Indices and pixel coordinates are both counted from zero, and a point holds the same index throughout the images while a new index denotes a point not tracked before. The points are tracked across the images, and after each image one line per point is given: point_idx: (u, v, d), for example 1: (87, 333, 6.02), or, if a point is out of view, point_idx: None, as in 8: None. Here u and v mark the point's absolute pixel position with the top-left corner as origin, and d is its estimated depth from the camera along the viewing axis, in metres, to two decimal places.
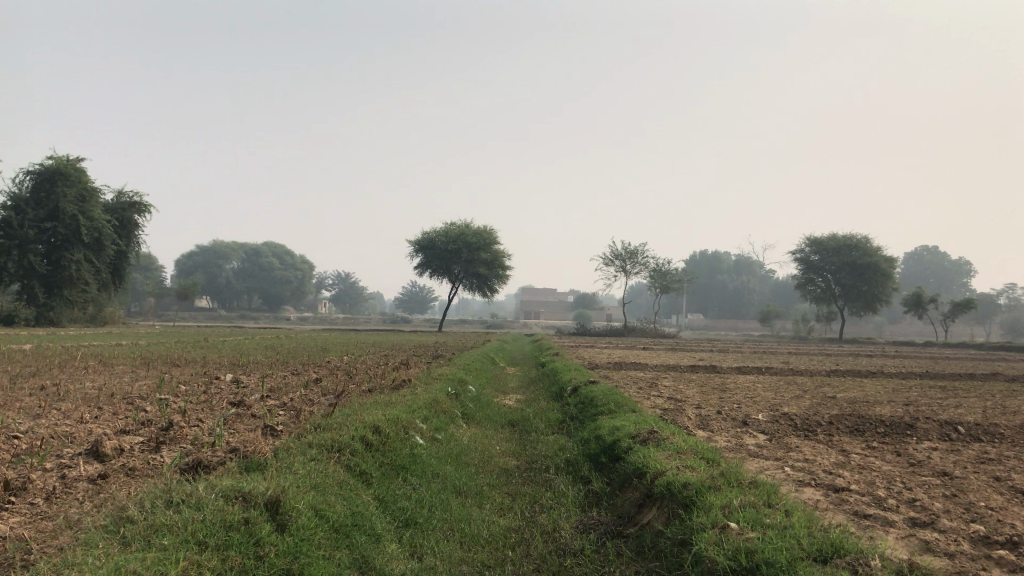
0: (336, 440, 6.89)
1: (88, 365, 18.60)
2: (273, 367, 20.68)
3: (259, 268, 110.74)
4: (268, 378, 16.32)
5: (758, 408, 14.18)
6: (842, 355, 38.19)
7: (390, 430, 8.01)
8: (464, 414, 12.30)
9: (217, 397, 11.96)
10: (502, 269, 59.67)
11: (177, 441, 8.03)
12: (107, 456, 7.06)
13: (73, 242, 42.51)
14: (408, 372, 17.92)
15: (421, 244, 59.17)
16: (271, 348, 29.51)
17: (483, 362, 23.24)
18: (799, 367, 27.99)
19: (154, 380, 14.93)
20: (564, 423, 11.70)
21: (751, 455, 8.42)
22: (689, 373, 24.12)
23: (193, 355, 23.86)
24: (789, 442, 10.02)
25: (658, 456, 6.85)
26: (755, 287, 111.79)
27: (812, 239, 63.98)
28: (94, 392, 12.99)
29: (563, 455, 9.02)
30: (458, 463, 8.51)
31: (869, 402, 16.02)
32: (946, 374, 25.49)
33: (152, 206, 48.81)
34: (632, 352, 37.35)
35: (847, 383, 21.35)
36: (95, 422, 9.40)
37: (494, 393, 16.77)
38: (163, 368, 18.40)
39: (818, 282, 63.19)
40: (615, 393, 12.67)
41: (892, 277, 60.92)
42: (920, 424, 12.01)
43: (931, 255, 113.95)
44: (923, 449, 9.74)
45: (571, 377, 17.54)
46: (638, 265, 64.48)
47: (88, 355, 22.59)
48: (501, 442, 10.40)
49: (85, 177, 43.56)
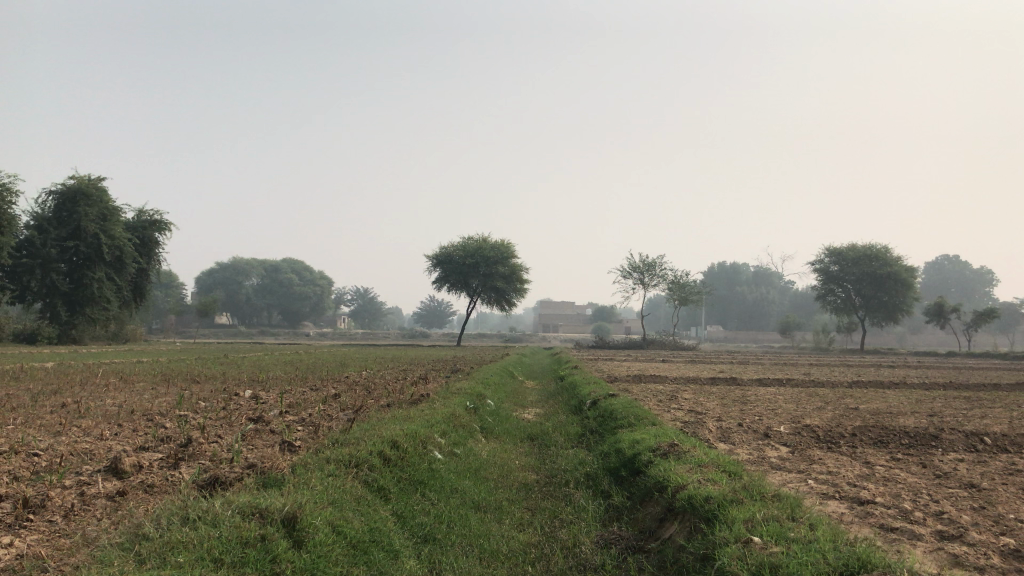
0: (353, 456, 6.86)
1: (109, 383, 18.68)
2: (292, 383, 20.69)
3: (278, 285, 111.37)
4: (287, 394, 16.32)
5: (780, 420, 14.02)
6: (864, 365, 37.79)
7: (408, 445, 7.98)
8: (483, 428, 12.25)
9: (237, 414, 11.97)
10: (520, 282, 59.65)
11: (195, 458, 8.03)
12: (126, 473, 7.07)
13: (95, 260, 42.94)
14: (426, 386, 17.87)
15: (439, 258, 59.29)
16: (290, 364, 29.56)
17: (502, 377, 23.15)
18: (821, 379, 27.69)
19: (174, 396, 14.97)
20: (584, 436, 11.62)
21: (774, 468, 8.31)
22: (709, 386, 23.91)
23: (213, 371, 23.93)
24: (812, 454, 9.89)
25: (679, 470, 6.77)
26: (774, 298, 111.17)
27: (831, 249, 63.51)
28: (114, 409, 13.06)
29: (583, 470, 8.94)
30: (477, 477, 8.46)
31: (892, 413, 15.82)
32: (970, 384, 25.10)
33: (172, 224, 49.22)
34: (651, 364, 37.14)
35: (869, 395, 21.10)
36: (114, 439, 9.42)
37: (513, 407, 16.70)
38: (183, 385, 18.45)
39: (838, 293, 62.66)
40: (635, 406, 12.56)
41: (913, 287, 60.34)
42: (946, 435, 11.84)
43: (953, 264, 112.88)
44: (949, 461, 9.58)
45: (590, 390, 17.43)
46: (656, 277, 64.25)
47: (109, 372, 22.71)
48: (520, 456, 10.34)
49: (107, 196, 44.03)
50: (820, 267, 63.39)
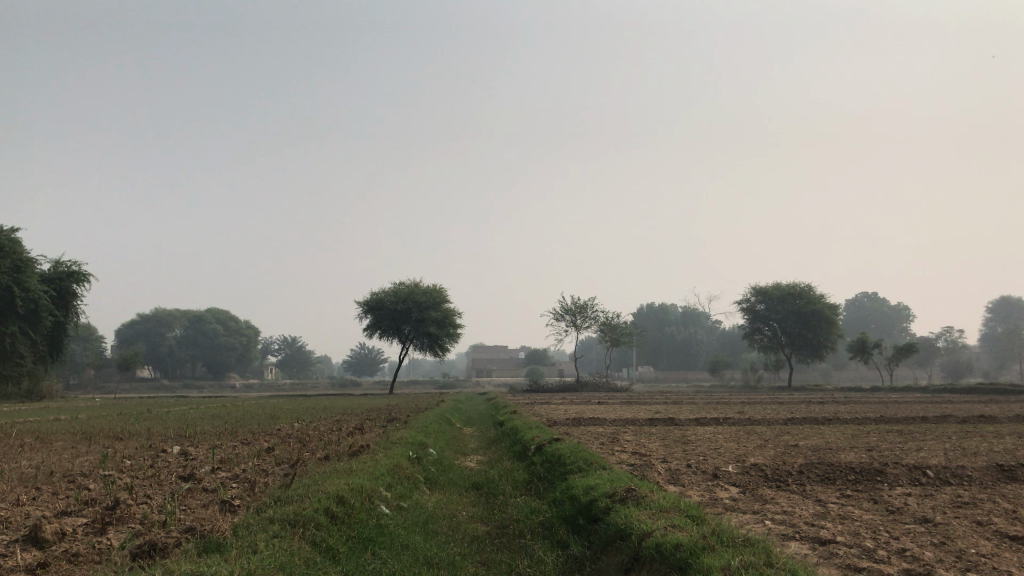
0: (299, 515, 6.45)
1: (24, 443, 17.61)
2: (221, 437, 19.79)
3: (203, 335, 108.39)
4: (218, 449, 15.57)
5: (723, 459, 13.97)
6: (796, 402, 38.34)
7: (355, 500, 7.60)
8: (427, 479, 11.86)
9: (166, 472, 11.34)
10: (453, 327, 59.20)
11: (124, 522, 7.49)
12: (46, 542, 6.52)
13: (7, 314, 41.07)
14: (364, 437, 17.25)
15: (370, 304, 58.41)
16: (217, 418, 28.32)
17: (440, 425, 22.60)
18: (756, 417, 27.88)
19: (97, 456, 14.12)
20: (530, 484, 11.34)
21: (729, 510, 8.16)
22: (648, 427, 23.77)
23: (136, 427, 22.88)
24: (764, 493, 9.79)
25: (641, 516, 6.55)
26: (703, 338, 113.27)
27: (757, 289, 64.86)
28: (31, 471, 12.25)
29: (536, 519, 8.65)
30: (428, 532, 8.10)
31: (832, 449, 15.94)
32: (901, 418, 25.57)
33: (91, 275, 47.47)
34: (588, 406, 36.94)
35: (805, 432, 21.24)
36: (33, 505, 8.79)
37: (454, 456, 16.27)
38: (106, 443, 17.50)
39: (765, 331, 63.94)
40: (581, 450, 12.37)
41: (837, 324, 61.93)
42: (889, 470, 11.89)
43: (872, 302, 116.71)
44: (897, 495, 9.60)
45: (533, 434, 17.11)
46: (589, 319, 64.58)
47: (23, 432, 21.37)
48: (468, 507, 9.98)
49: (20, 248, 42.33)
50: (747, 306, 64.74)
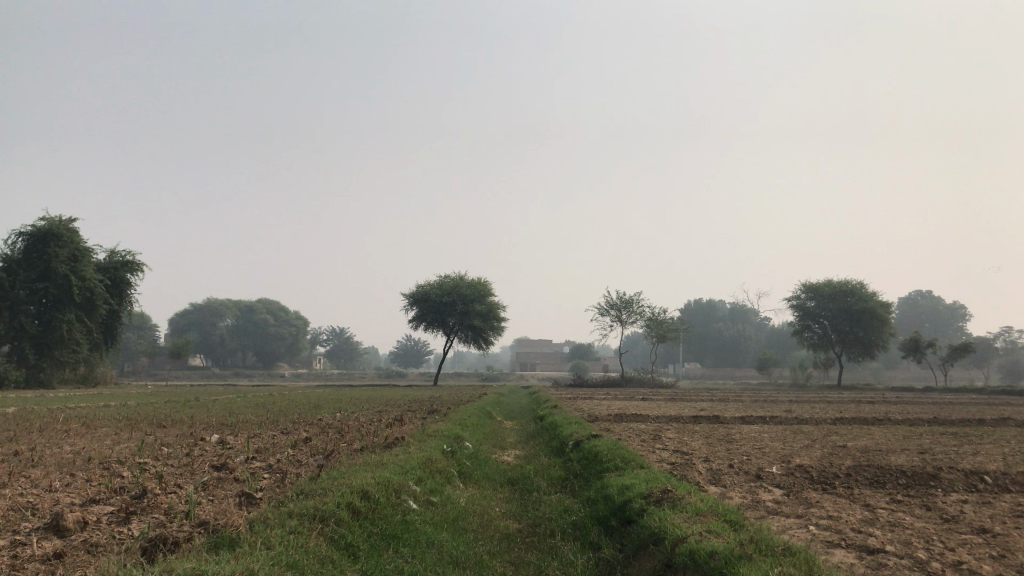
0: (319, 509, 6.27)
1: (68, 428, 17.86)
2: (262, 426, 19.79)
3: (253, 325, 109.82)
4: (255, 438, 15.55)
5: (768, 459, 13.49)
6: (844, 401, 37.35)
7: (381, 495, 7.40)
8: (461, 473, 11.63)
9: (200, 460, 11.28)
10: (497, 320, 59.02)
11: (149, 512, 7.39)
12: (68, 531, 6.43)
13: (65, 303, 42.04)
14: (402, 429, 17.02)
15: (416, 297, 58.55)
16: (261, 407, 28.42)
17: (479, 418, 22.37)
18: (804, 416, 27.10)
19: (136, 443, 14.17)
20: (567, 480, 11.07)
21: (771, 513, 7.82)
22: (693, 424, 23.21)
23: (180, 415, 23.00)
24: (809, 496, 9.37)
25: (676, 519, 6.25)
26: (751, 335, 111.70)
27: (807, 286, 63.43)
28: (71, 456, 12.38)
29: (569, 518, 8.37)
30: (456, 529, 7.85)
31: (882, 451, 15.32)
32: (956, 420, 24.62)
33: (145, 264, 48.35)
34: (632, 402, 36.46)
35: (854, 432, 20.55)
36: (64, 490, 8.79)
37: (492, 449, 16.04)
38: (148, 430, 17.58)
39: (814, 328, 62.58)
40: (621, 447, 12.01)
41: (889, 322, 60.40)
42: (943, 474, 11.34)
43: (926, 300, 114.09)
44: (952, 503, 9.09)
45: (572, 430, 16.77)
46: (634, 314, 63.90)
47: (71, 418, 21.65)
48: (501, 503, 9.74)
49: (77, 237, 43.24)
50: (797, 303, 63.39)
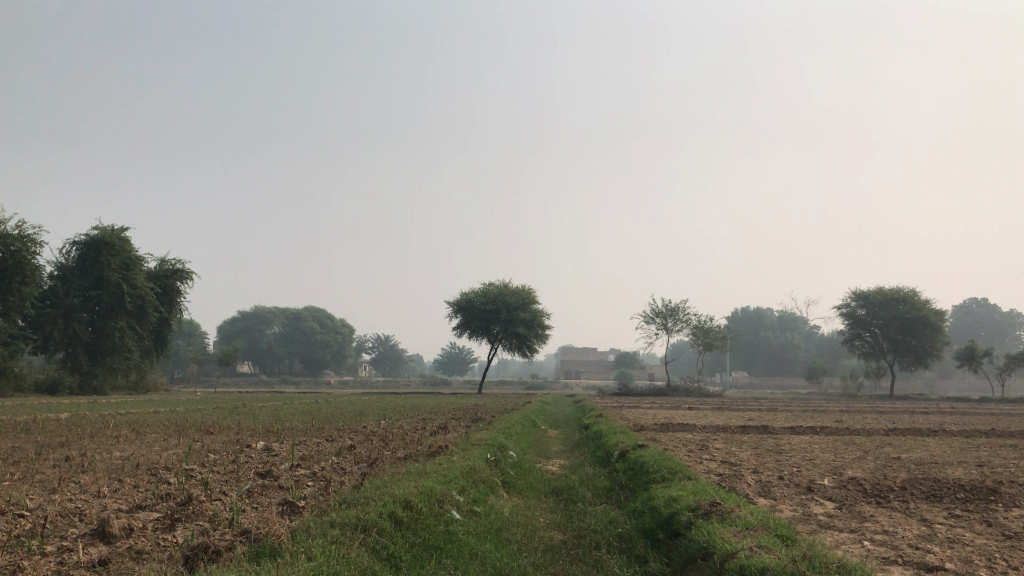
0: (361, 518, 6.22)
1: (119, 434, 18.19)
2: (307, 433, 19.90)
3: (300, 333, 111.18)
4: (301, 446, 15.65)
5: (820, 471, 13.13)
6: (896, 411, 36.54)
7: (424, 505, 7.33)
8: (505, 482, 11.55)
9: (245, 467, 11.35)
10: (542, 328, 58.83)
11: (194, 519, 7.42)
12: (113, 537, 6.45)
13: (117, 310, 42.97)
14: (445, 437, 16.96)
15: (460, 304, 58.72)
16: (307, 414, 28.62)
17: (524, 426, 22.27)
18: (856, 426, 26.50)
19: (184, 449, 14.34)
20: (612, 491, 10.89)
21: (825, 528, 7.58)
22: (740, 435, 22.84)
23: (228, 421, 23.25)
24: (862, 510, 9.09)
25: (725, 533, 6.07)
26: (799, 343, 110.12)
27: (857, 294, 62.21)
28: (120, 462, 12.58)
29: (614, 530, 8.20)
30: (499, 540, 7.74)
31: (937, 463, 14.88)
32: (1015, 431, 23.91)
33: (194, 272, 49.22)
34: (678, 411, 36.06)
35: (908, 444, 20.03)
36: (111, 496, 8.88)
37: (536, 459, 15.95)
38: (196, 436, 17.79)
39: (865, 337, 61.36)
40: (666, 457, 11.80)
41: (943, 330, 59.01)
42: (1003, 488, 10.94)
43: (981, 307, 111.45)
44: (1014, 519, 8.73)
45: (618, 439, 16.58)
46: (680, 322, 63.30)
47: (122, 423, 22.00)
48: (545, 514, 9.63)
49: (129, 246, 44.18)
50: (847, 311, 62.19)
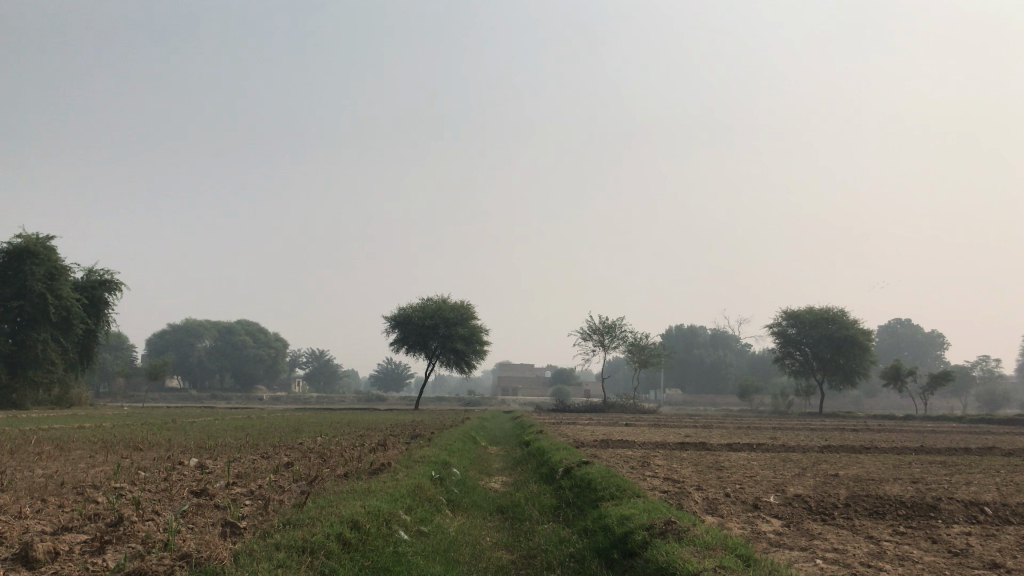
0: (308, 540, 5.94)
1: (40, 450, 17.36)
2: (242, 450, 19.25)
3: (232, 347, 108.71)
4: (236, 463, 15.15)
5: (763, 488, 13.18)
6: (828, 429, 37.23)
7: (371, 526, 7.06)
8: (450, 501, 11.29)
9: (178, 486, 10.85)
10: (480, 344, 58.52)
11: (125, 541, 7.00)
12: (39, 562, 6.02)
13: (40, 321, 41.41)
14: (385, 454, 16.60)
15: (398, 320, 58.10)
16: (240, 430, 27.78)
17: (464, 443, 21.94)
18: (791, 443, 26.86)
19: (112, 466, 13.73)
20: (559, 509, 10.74)
21: (776, 546, 7.57)
22: (680, 451, 22.90)
23: (157, 438, 22.42)
24: (811, 528, 9.10)
25: (685, 553, 6.00)
26: (732, 361, 111.99)
27: (788, 312, 63.55)
28: (43, 480, 11.93)
29: (565, 550, 8.03)
30: (449, 561, 7.48)
31: (873, 480, 15.15)
32: (942, 448, 24.56)
33: (124, 283, 47.79)
34: (615, 428, 36.14)
35: (843, 460, 20.35)
36: (35, 517, 8.37)
37: (479, 476, 15.71)
38: (123, 453, 17.14)
39: (796, 356, 62.61)
40: (613, 475, 11.68)
41: (870, 350, 60.54)
42: (943, 505, 11.11)
43: (905, 328, 115.27)
44: (957, 535, 8.85)
45: (560, 456, 16.41)
46: (617, 339, 63.73)
47: (43, 439, 20.99)
48: (492, 533, 9.40)
49: (55, 255, 42.65)
50: (778, 330, 63.47)
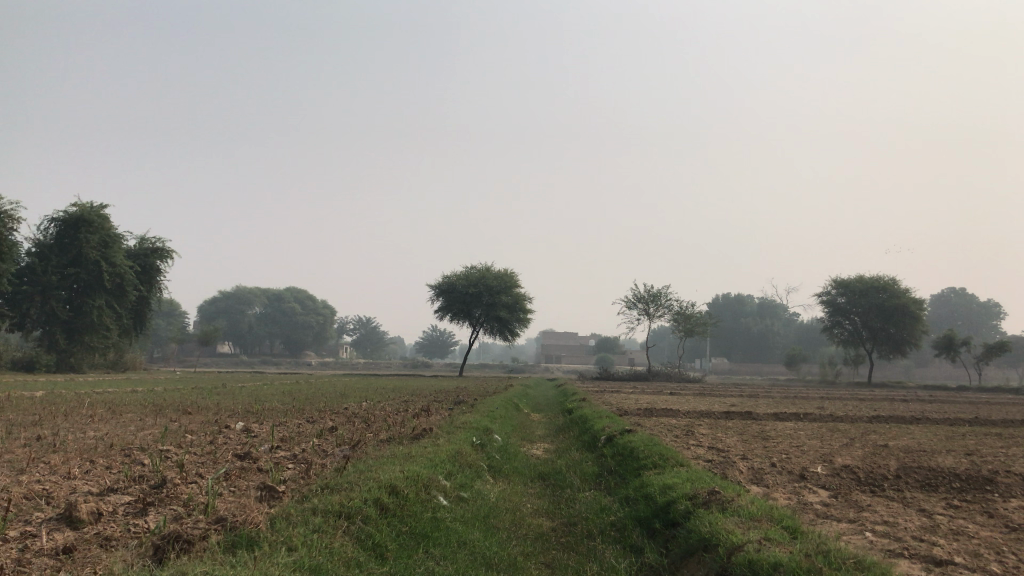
0: (345, 505, 5.89)
1: (93, 412, 17.83)
2: (288, 414, 19.48)
3: (281, 314, 110.35)
4: (281, 427, 15.31)
5: (809, 459, 12.93)
6: (878, 399, 36.56)
7: (409, 490, 7.01)
8: (491, 467, 11.25)
9: (223, 449, 10.96)
10: (524, 312, 58.53)
11: (168, 503, 7.06)
12: (81, 522, 6.08)
13: (95, 288, 42.33)
14: (428, 420, 16.65)
15: (442, 288, 58.32)
16: (288, 395, 28.14)
17: (508, 410, 21.95)
18: (839, 413, 26.40)
19: (160, 429, 13.98)
20: (601, 477, 10.62)
21: (823, 517, 7.37)
22: (726, 421, 22.61)
23: (207, 402, 22.78)
24: (859, 499, 8.85)
25: (729, 524, 5.84)
26: (779, 330, 110.59)
27: (837, 281, 62.30)
28: (93, 442, 12.19)
29: (606, 518, 7.91)
30: (489, 527, 7.42)
31: (924, 451, 14.76)
32: (998, 420, 23.90)
33: (175, 251, 48.52)
34: (659, 396, 35.97)
35: (893, 431, 19.90)
36: (81, 478, 8.49)
37: (520, 443, 15.68)
38: (173, 416, 17.44)
39: (845, 325, 61.51)
40: (656, 443, 11.51)
41: (922, 319, 59.18)
42: (1000, 478, 10.72)
43: (959, 297, 112.64)
44: (1015, 509, 8.54)
45: (603, 424, 16.31)
46: (662, 308, 63.23)
47: (98, 403, 21.47)
48: (533, 499, 9.34)
49: (109, 224, 43.38)
50: (827, 299, 62.32)
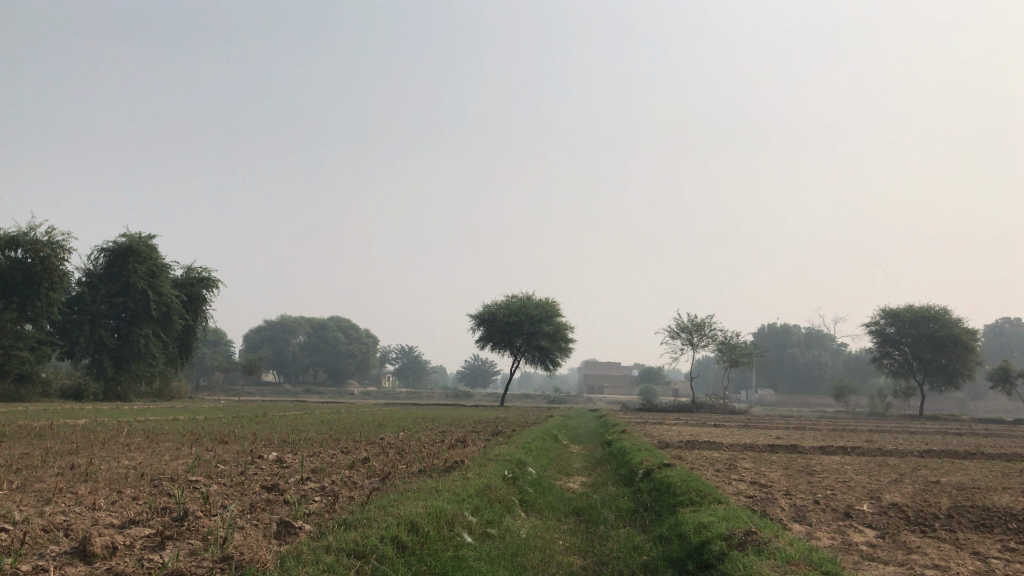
0: (362, 543, 5.69)
1: (131, 441, 17.89)
2: (323, 445, 19.35)
3: (325, 343, 111.08)
4: (313, 458, 15.17)
5: (856, 495, 12.43)
6: (930, 433, 35.34)
7: (431, 528, 6.77)
8: (523, 501, 10.96)
9: (252, 480, 10.81)
10: (565, 341, 58.06)
11: (187, 537, 6.91)
12: (95, 556, 5.95)
13: (142, 318, 42.95)
14: (462, 451, 16.36)
15: (483, 317, 58.22)
16: (325, 424, 28.03)
17: (545, 442, 21.58)
18: (890, 446, 25.49)
19: (194, 459, 13.93)
20: (636, 513, 10.27)
21: (867, 559, 6.97)
22: (769, 454, 21.99)
23: (245, 431, 22.78)
24: (908, 541, 8.38)
25: (763, 568, 5.50)
26: (827, 361, 108.36)
27: (886, 311, 60.78)
28: (125, 471, 12.15)
29: (638, 558, 7.58)
30: (514, 566, 7.15)
31: (978, 488, 14.09)
32: None
33: (220, 281, 49.11)
34: (702, 428, 35.19)
35: (945, 466, 19.14)
36: (105, 509, 8.40)
37: (557, 476, 15.34)
38: (208, 445, 17.42)
39: (895, 356, 59.92)
40: (694, 478, 11.10)
41: (975, 350, 57.44)
42: None
43: (1014, 326, 109.48)
44: None
45: (641, 457, 15.92)
46: (706, 337, 62.27)
47: (137, 431, 21.59)
48: (564, 536, 9.05)
49: (156, 253, 44.06)
50: (876, 329, 60.78)
